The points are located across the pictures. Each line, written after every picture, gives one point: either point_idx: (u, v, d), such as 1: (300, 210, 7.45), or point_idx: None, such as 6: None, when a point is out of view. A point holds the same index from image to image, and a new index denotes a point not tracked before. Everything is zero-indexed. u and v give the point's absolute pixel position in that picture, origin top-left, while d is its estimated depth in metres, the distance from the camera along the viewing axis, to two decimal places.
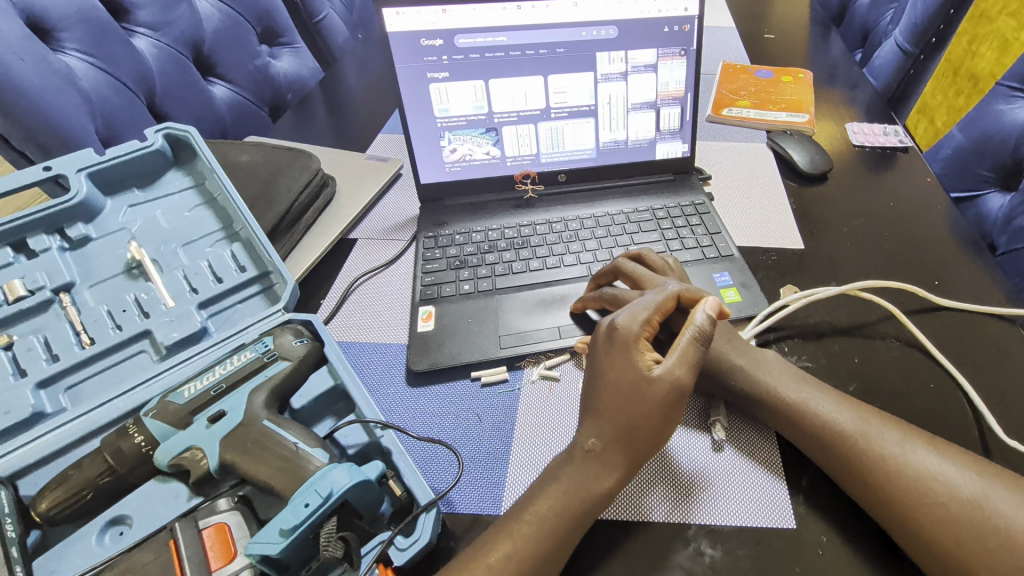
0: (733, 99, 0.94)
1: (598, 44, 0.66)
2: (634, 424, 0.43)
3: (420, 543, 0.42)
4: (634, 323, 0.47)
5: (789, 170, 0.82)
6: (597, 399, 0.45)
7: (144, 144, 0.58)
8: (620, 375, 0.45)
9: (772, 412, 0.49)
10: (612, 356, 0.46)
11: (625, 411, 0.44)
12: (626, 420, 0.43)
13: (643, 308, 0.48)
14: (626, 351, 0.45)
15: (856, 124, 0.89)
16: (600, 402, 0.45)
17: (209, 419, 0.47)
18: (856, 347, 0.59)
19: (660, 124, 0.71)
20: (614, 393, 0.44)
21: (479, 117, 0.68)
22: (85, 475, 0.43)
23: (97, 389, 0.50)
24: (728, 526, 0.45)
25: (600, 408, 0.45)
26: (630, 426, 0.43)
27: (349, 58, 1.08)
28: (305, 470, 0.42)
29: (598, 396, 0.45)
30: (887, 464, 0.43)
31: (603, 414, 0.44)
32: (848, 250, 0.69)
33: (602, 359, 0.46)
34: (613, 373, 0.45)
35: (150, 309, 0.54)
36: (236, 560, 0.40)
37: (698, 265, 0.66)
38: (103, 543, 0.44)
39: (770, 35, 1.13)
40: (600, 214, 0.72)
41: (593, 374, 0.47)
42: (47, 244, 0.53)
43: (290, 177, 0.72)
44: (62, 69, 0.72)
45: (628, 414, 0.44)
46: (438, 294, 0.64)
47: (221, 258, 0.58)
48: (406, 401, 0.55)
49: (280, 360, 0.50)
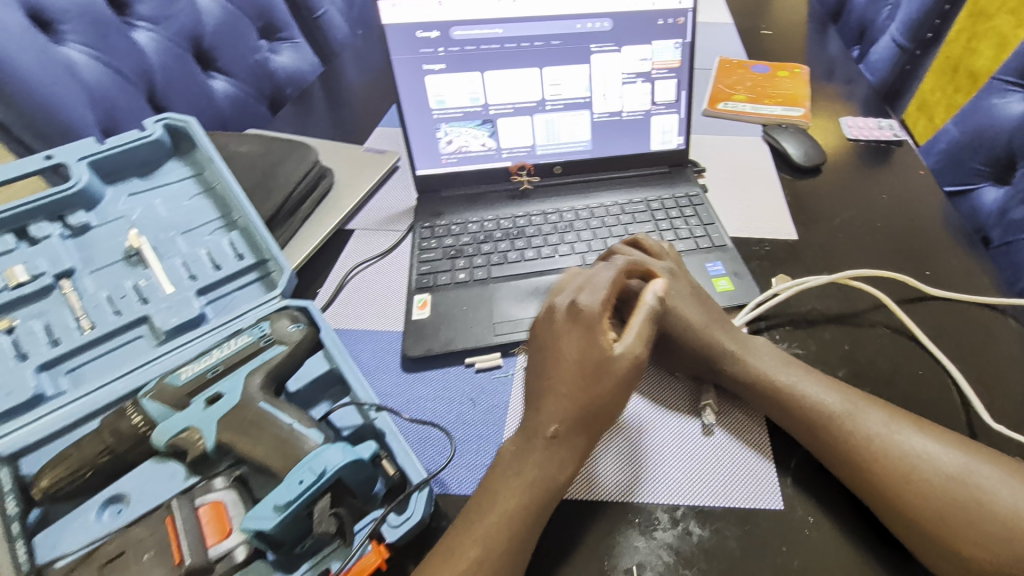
0: (729, 93, 0.95)
1: (592, 37, 0.67)
2: (595, 405, 0.44)
3: (412, 521, 0.43)
4: (594, 302, 0.47)
5: (783, 162, 0.83)
6: (555, 380, 0.45)
7: (144, 134, 0.59)
8: (582, 358, 0.45)
9: (760, 395, 0.50)
10: (570, 336, 0.46)
11: (587, 393, 0.44)
12: (587, 402, 0.44)
13: (602, 287, 0.48)
14: (586, 331, 0.46)
15: (850, 118, 0.90)
16: (558, 383, 0.44)
17: (206, 401, 0.47)
18: (846, 334, 0.60)
19: (655, 95, 0.71)
20: (576, 376, 0.44)
21: (475, 109, 0.69)
22: (84, 454, 0.44)
23: (97, 372, 0.51)
24: (717, 507, 0.46)
25: (558, 391, 0.44)
26: (591, 408, 0.44)
27: (349, 54, 1.09)
28: (300, 450, 0.43)
29: (557, 378, 0.45)
30: (873, 443, 0.44)
31: (563, 397, 0.44)
32: (840, 241, 0.70)
33: (560, 341, 0.46)
34: (573, 355, 0.45)
35: (149, 295, 0.55)
36: (231, 536, 0.41)
37: (690, 254, 0.66)
38: (102, 520, 0.44)
39: (767, 31, 1.13)
40: (594, 205, 0.73)
41: (548, 354, 0.46)
42: (48, 231, 0.54)
43: (289, 169, 0.73)
44: (63, 62, 0.73)
45: (589, 395, 0.44)
46: (434, 282, 0.64)
47: (219, 246, 0.59)
48: (401, 387, 0.56)
49: (276, 344, 0.51)
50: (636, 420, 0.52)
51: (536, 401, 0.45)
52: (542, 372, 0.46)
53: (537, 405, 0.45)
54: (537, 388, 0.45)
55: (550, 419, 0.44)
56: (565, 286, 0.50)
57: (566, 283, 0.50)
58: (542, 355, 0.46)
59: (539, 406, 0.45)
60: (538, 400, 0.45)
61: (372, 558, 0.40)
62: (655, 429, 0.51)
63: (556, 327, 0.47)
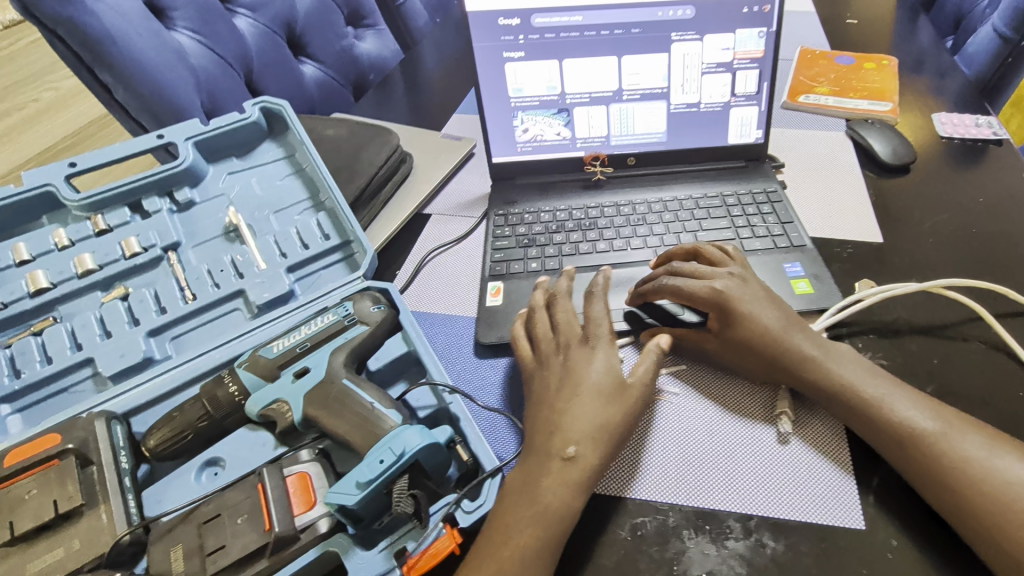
0: (811, 85, 0.90)
1: (673, 26, 0.65)
2: (616, 424, 0.43)
3: (485, 507, 0.43)
4: (602, 326, 0.48)
5: (868, 161, 0.78)
6: (571, 402, 0.44)
7: (243, 117, 0.62)
8: (600, 376, 0.45)
9: (844, 407, 0.47)
10: (583, 361, 0.46)
11: (608, 411, 0.43)
12: (607, 419, 0.43)
13: (603, 315, 0.49)
14: (601, 352, 0.46)
15: (944, 113, 0.84)
16: (574, 404, 0.44)
17: (294, 374, 0.50)
18: (936, 347, 0.56)
19: (736, 88, 0.68)
20: (596, 394, 0.44)
21: (552, 98, 0.68)
22: (187, 418, 0.48)
23: (197, 340, 0.56)
24: (791, 520, 0.44)
25: (574, 411, 0.43)
26: (610, 427, 0.43)
27: (428, 41, 1.10)
28: (379, 429, 0.45)
29: (573, 399, 0.44)
30: (971, 467, 0.41)
31: (580, 416, 0.43)
32: (934, 248, 0.65)
33: (573, 367, 0.46)
34: (589, 376, 0.45)
35: (244, 270, 0.58)
36: (315, 508, 0.42)
37: (767, 254, 0.64)
38: (201, 480, 0.48)
39: (853, 20, 1.06)
40: (668, 198, 0.71)
41: (561, 383, 0.46)
42: (158, 206, 0.59)
43: (372, 153, 0.75)
44: (175, 46, 0.77)
45: (608, 413, 0.43)
46: (506, 270, 0.65)
47: (307, 226, 0.61)
48: (473, 372, 0.57)
49: (359, 324, 0.53)
50: (706, 424, 0.51)
51: (547, 427, 0.43)
52: (552, 400, 0.45)
53: (548, 429, 0.43)
54: (547, 415, 0.44)
55: (566, 438, 0.42)
56: (559, 327, 0.49)
57: (557, 324, 0.49)
58: (552, 388, 0.46)
59: (552, 429, 0.43)
60: (548, 425, 0.44)
61: (446, 542, 0.41)
62: (726, 434, 0.50)
63: (567, 357, 0.47)
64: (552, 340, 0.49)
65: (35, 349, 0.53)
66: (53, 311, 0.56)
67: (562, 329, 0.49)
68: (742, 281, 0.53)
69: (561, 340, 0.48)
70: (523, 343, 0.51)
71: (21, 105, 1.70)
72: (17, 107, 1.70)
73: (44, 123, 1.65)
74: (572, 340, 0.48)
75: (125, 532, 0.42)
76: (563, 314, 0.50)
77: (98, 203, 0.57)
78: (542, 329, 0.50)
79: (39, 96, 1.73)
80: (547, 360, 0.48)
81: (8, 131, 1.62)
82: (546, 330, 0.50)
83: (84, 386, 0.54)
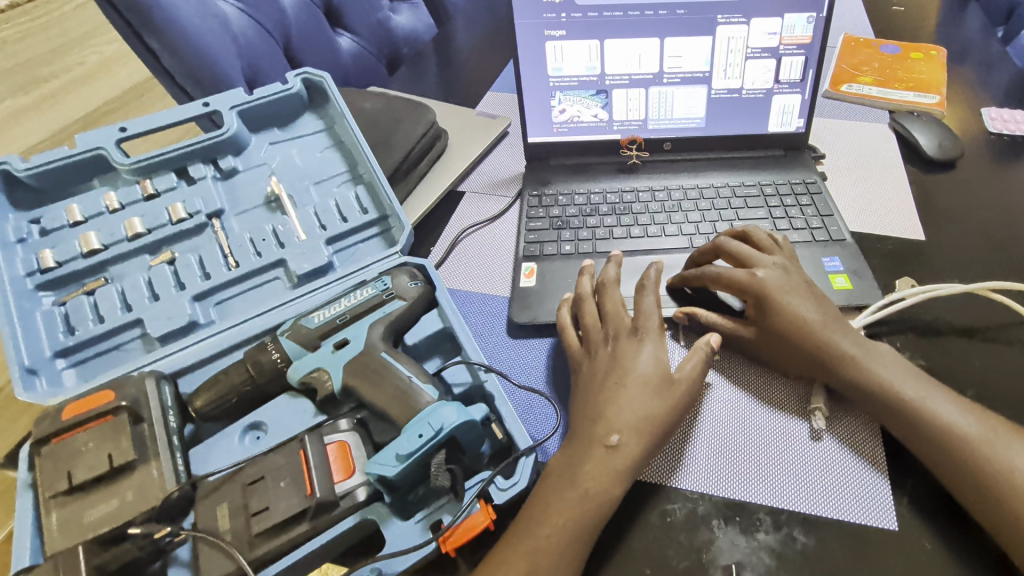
0: (854, 73, 0.87)
1: (721, 7, 0.62)
2: (660, 417, 0.43)
3: (519, 485, 0.43)
4: (651, 319, 0.48)
5: (912, 154, 0.75)
6: (617, 392, 0.44)
7: (286, 87, 0.62)
8: (648, 368, 0.45)
9: (884, 407, 0.46)
10: (630, 353, 0.46)
11: (653, 403, 0.44)
12: (651, 411, 0.43)
13: (653, 309, 0.48)
14: (649, 344, 0.46)
15: (994, 108, 0.81)
16: (620, 394, 0.44)
17: (334, 345, 0.50)
18: (977, 350, 0.55)
19: (780, 73, 0.66)
20: (642, 386, 0.44)
21: (590, 77, 0.66)
22: (231, 381, 0.49)
23: (239, 306, 0.57)
24: (826, 517, 0.44)
25: (619, 401, 0.44)
26: (654, 420, 0.43)
27: (462, 16, 1.09)
28: (417, 403, 0.45)
29: (619, 389, 0.44)
30: (1015, 476, 0.41)
31: (626, 407, 0.43)
32: (978, 247, 0.64)
33: (621, 358, 0.46)
34: (637, 367, 0.45)
35: (285, 240, 0.59)
36: (354, 476, 0.43)
37: (806, 247, 0.62)
38: (244, 443, 0.50)
39: (899, 7, 1.02)
40: (704, 185, 0.70)
41: (607, 372, 0.46)
42: (203, 172, 0.60)
43: (408, 128, 0.74)
44: (218, 14, 0.77)
45: (653, 406, 0.44)
46: (540, 252, 0.64)
47: (346, 199, 0.62)
48: (505, 351, 0.57)
49: (397, 299, 0.53)
50: (740, 417, 0.50)
51: (592, 415, 0.44)
52: (598, 389, 0.45)
53: (593, 416, 0.44)
54: (592, 403, 0.45)
55: (610, 426, 0.43)
56: (607, 316, 0.50)
57: (605, 312, 0.50)
58: (598, 376, 0.46)
59: (596, 417, 0.43)
60: (593, 412, 0.44)
61: (481, 518, 0.41)
62: (761, 428, 0.50)
63: (616, 348, 0.47)
64: (600, 330, 0.50)
65: (87, 308, 0.55)
66: (104, 271, 0.57)
67: (610, 319, 0.50)
68: (784, 272, 0.52)
69: (609, 330, 0.49)
70: (570, 331, 0.52)
71: (68, 68, 1.71)
72: (61, 70, 1.71)
73: (86, 87, 1.67)
74: (621, 331, 0.48)
75: (174, 488, 0.43)
76: (611, 304, 0.51)
77: (147, 168, 0.59)
78: (590, 317, 0.51)
79: (83, 61, 1.74)
80: (595, 348, 0.49)
81: (51, 94, 1.64)
82: (594, 318, 0.51)
83: (134, 345, 0.56)
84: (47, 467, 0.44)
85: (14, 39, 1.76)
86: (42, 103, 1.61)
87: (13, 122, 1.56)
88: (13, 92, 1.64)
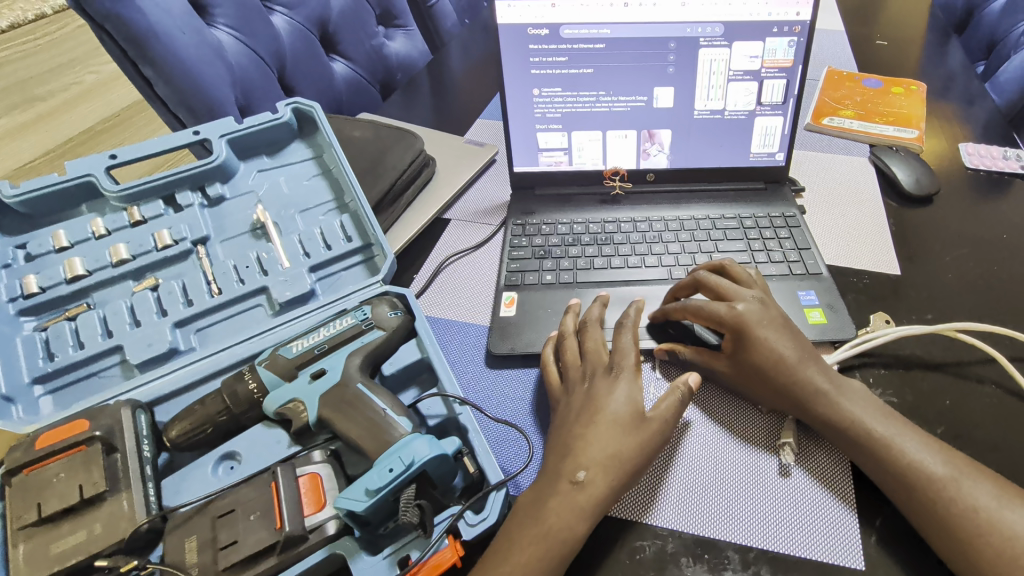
0: (836, 108, 0.89)
1: (702, 42, 0.63)
2: (628, 455, 0.44)
3: (488, 522, 0.44)
4: (628, 357, 0.49)
5: (890, 188, 0.77)
6: (588, 429, 0.45)
7: (275, 117, 0.63)
8: (621, 407, 0.46)
9: (853, 444, 0.47)
10: (605, 391, 0.47)
11: (622, 441, 0.44)
12: (622, 449, 0.44)
13: (630, 347, 0.49)
14: (623, 383, 0.47)
15: (971, 144, 0.83)
16: (591, 431, 0.45)
17: (311, 375, 0.51)
18: (948, 387, 0.55)
19: (762, 96, 0.66)
20: (613, 424, 0.45)
21: (574, 37, 0.63)
22: (207, 411, 0.50)
23: (220, 334, 0.58)
24: (794, 556, 0.45)
25: (589, 438, 0.44)
26: (622, 457, 0.44)
27: (456, 42, 1.11)
28: (390, 436, 0.46)
29: (591, 426, 0.45)
30: (979, 517, 0.42)
31: (596, 444, 0.44)
32: (952, 282, 0.65)
33: (595, 397, 0.47)
34: (610, 406, 0.46)
35: (269, 267, 0.60)
36: (325, 509, 0.44)
37: (783, 280, 0.63)
38: (217, 473, 0.50)
39: (882, 42, 1.05)
40: (685, 217, 0.71)
41: (582, 409, 0.47)
42: (190, 200, 0.61)
43: (396, 156, 0.76)
44: (214, 43, 0.79)
45: (622, 443, 0.44)
46: (521, 281, 0.65)
47: (331, 227, 0.63)
48: (483, 381, 0.58)
49: (376, 329, 0.54)
50: (712, 451, 0.51)
51: (562, 451, 0.45)
52: (571, 426, 0.46)
53: (563, 452, 0.45)
54: (565, 440, 0.45)
55: (578, 463, 0.43)
56: (586, 354, 0.51)
57: (585, 350, 0.51)
58: (574, 413, 0.47)
59: (566, 454, 0.44)
60: (564, 448, 0.45)
61: (448, 555, 0.42)
62: (731, 463, 0.50)
63: (592, 386, 0.48)
64: (580, 367, 0.51)
65: (68, 334, 0.55)
66: (87, 297, 0.58)
67: (589, 356, 0.51)
68: (761, 306, 0.53)
69: (588, 368, 0.50)
70: (553, 368, 0.54)
71: (66, 86, 1.73)
72: (58, 89, 1.72)
73: (85, 105, 1.68)
74: (598, 369, 0.49)
75: (144, 520, 0.44)
76: (592, 342, 0.52)
77: (134, 195, 0.59)
78: (571, 355, 0.52)
79: (81, 78, 1.76)
80: (573, 386, 0.50)
81: (49, 112, 1.65)
82: (574, 356, 0.52)
83: (112, 372, 0.56)
84: (18, 497, 0.44)
85: (15, 57, 1.78)
86: (39, 119, 1.62)
87: (9, 138, 1.57)
88: (10, 108, 1.65)
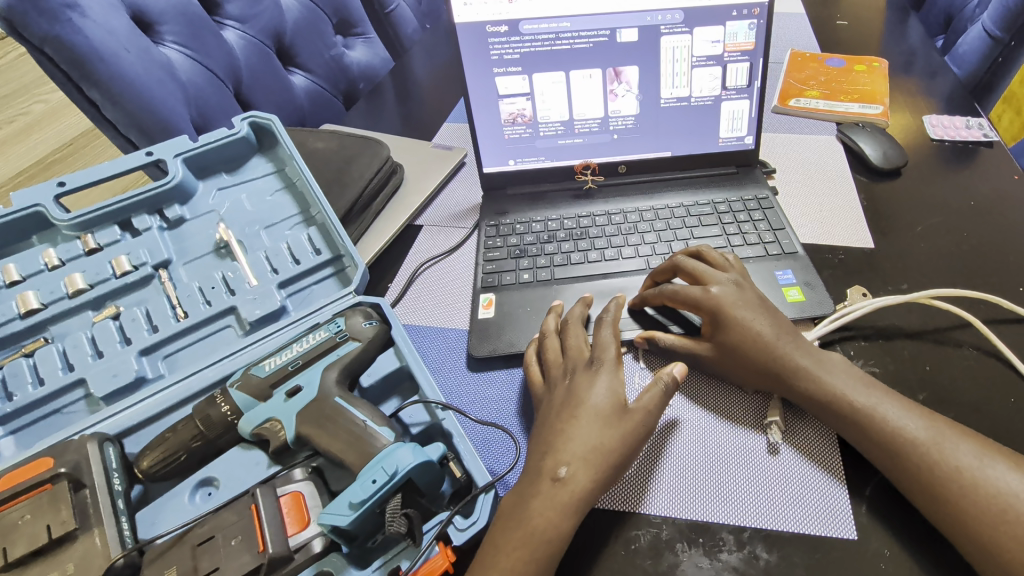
0: (801, 88, 0.90)
1: (663, 29, 0.63)
2: (610, 447, 0.43)
3: (478, 525, 0.43)
4: (608, 350, 0.48)
5: (857, 162, 0.78)
6: (570, 424, 0.44)
7: (232, 132, 0.63)
8: (602, 400, 0.45)
9: (836, 417, 0.47)
10: (585, 384, 0.46)
11: (604, 433, 0.44)
12: (602, 441, 0.43)
13: (610, 339, 0.49)
14: (604, 375, 0.46)
15: (935, 116, 0.84)
16: (572, 427, 0.44)
17: (286, 393, 0.50)
18: (927, 354, 0.56)
19: (727, 80, 0.66)
20: (594, 417, 0.44)
21: (532, 31, 0.63)
22: (180, 438, 0.49)
23: (189, 359, 0.57)
24: (787, 533, 0.44)
25: (570, 432, 0.44)
26: (605, 450, 0.43)
27: (418, 48, 1.10)
28: (372, 447, 0.45)
29: (571, 421, 0.44)
30: (962, 476, 0.41)
31: (578, 438, 0.43)
32: (924, 252, 0.65)
33: (576, 391, 0.46)
34: (590, 399, 0.45)
35: (236, 286, 0.59)
36: (309, 527, 0.43)
37: (760, 262, 0.63)
38: (195, 501, 0.49)
39: (842, 22, 1.06)
40: (660, 207, 0.70)
41: (564, 405, 0.46)
42: (148, 223, 0.60)
43: (363, 164, 0.75)
44: (163, 61, 0.77)
45: (603, 436, 0.44)
46: (498, 281, 0.64)
47: (299, 241, 0.62)
48: (466, 385, 0.57)
49: (351, 340, 0.53)
50: (699, 436, 0.51)
51: (544, 447, 0.44)
52: (553, 422, 0.45)
53: (544, 449, 0.44)
54: (546, 436, 0.45)
55: (558, 459, 0.43)
56: (568, 351, 0.51)
57: (567, 348, 0.51)
58: (555, 409, 0.46)
59: (546, 449, 0.44)
60: (545, 444, 0.44)
61: (439, 561, 0.41)
62: (719, 446, 0.50)
63: (572, 382, 0.47)
64: (561, 365, 0.50)
65: (26, 370, 0.54)
66: (44, 331, 0.56)
67: (571, 353, 0.50)
68: (738, 287, 0.53)
69: (569, 363, 0.49)
70: (535, 368, 0.53)
71: (12, 118, 1.71)
72: (4, 121, 1.70)
73: (34, 136, 1.65)
74: (579, 364, 0.49)
75: (119, 556, 0.42)
76: (574, 340, 0.52)
77: (88, 223, 0.58)
78: (553, 354, 0.52)
79: (28, 108, 1.74)
80: (555, 382, 0.49)
81: None
82: (556, 354, 0.52)
83: (77, 407, 0.54)
84: None
85: None
86: None
87: None
88: None
